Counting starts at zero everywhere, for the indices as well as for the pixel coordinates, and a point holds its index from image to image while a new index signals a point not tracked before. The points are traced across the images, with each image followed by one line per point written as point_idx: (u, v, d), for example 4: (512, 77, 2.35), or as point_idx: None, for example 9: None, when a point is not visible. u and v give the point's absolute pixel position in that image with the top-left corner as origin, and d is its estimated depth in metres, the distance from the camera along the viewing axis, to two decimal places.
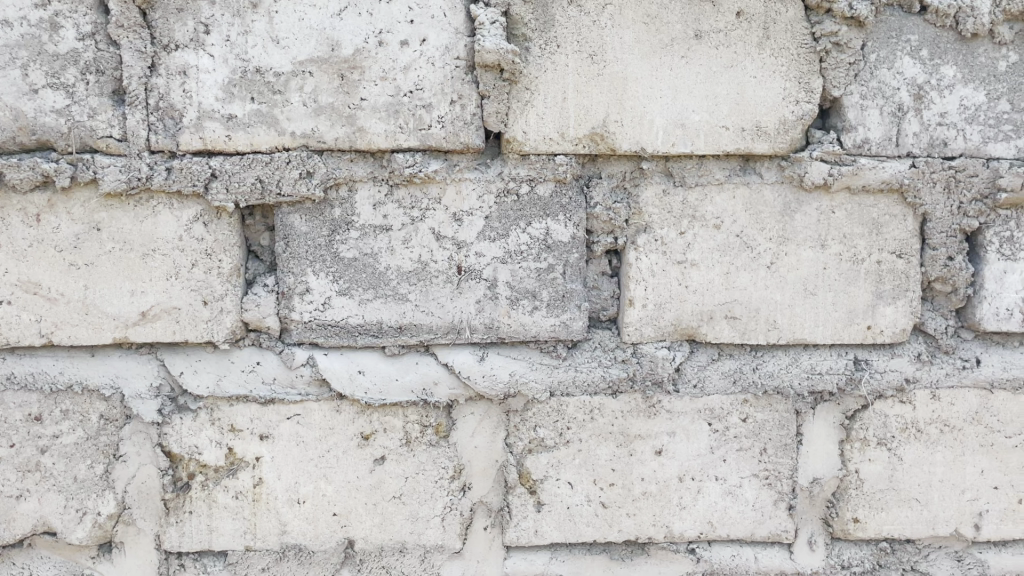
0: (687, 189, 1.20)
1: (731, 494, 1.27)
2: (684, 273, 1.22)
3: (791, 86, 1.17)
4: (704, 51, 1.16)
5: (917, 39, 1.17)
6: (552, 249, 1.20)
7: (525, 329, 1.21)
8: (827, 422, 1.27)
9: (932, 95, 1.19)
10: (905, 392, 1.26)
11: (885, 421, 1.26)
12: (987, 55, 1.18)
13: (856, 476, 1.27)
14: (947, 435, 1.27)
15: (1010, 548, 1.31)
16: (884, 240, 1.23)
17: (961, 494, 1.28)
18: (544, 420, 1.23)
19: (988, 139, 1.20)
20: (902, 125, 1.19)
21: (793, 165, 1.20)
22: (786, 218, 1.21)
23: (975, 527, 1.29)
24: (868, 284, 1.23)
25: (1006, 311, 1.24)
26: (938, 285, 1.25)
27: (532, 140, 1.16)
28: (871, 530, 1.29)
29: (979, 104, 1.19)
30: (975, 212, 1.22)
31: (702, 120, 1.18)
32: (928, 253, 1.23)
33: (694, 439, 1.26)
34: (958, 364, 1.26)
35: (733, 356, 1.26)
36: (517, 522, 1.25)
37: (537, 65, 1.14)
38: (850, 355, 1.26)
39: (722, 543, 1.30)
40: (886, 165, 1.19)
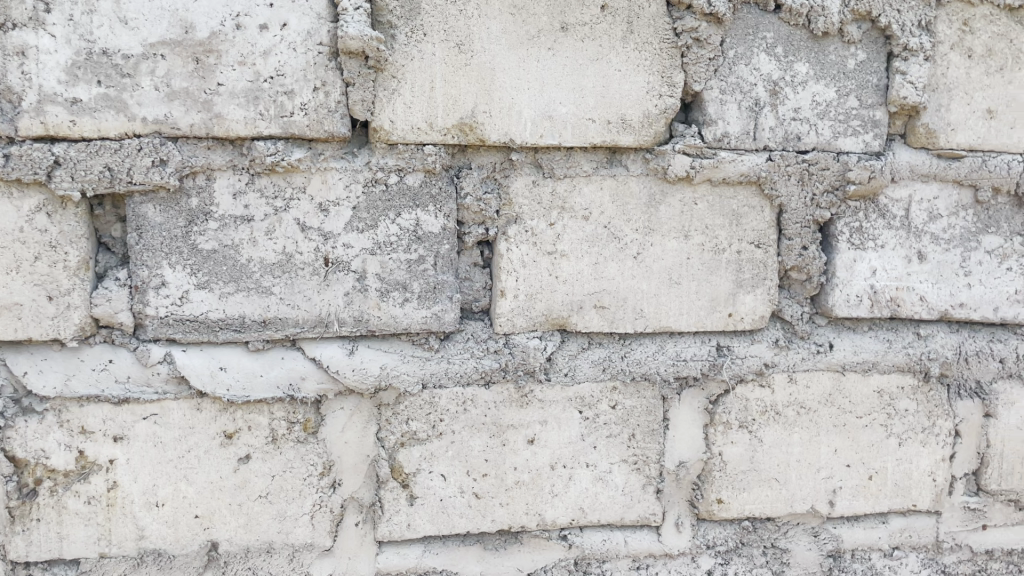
0: (556, 180, 1.21)
1: (602, 480, 1.29)
2: (554, 263, 1.23)
3: (654, 80, 1.20)
4: (570, 44, 1.17)
5: (772, 37, 1.22)
6: (422, 240, 1.18)
7: (395, 322, 1.19)
8: (692, 407, 1.32)
9: (787, 91, 1.23)
10: (764, 376, 1.31)
11: (745, 404, 1.32)
12: (837, 53, 1.24)
13: (719, 458, 1.32)
14: (803, 417, 1.33)
15: (862, 523, 1.39)
16: (743, 231, 1.27)
17: (816, 473, 1.35)
18: (416, 413, 1.21)
19: (839, 134, 1.26)
20: (759, 120, 1.24)
21: (657, 157, 1.23)
22: (652, 209, 1.24)
23: (829, 503, 1.36)
24: (729, 273, 1.28)
25: (856, 298, 1.31)
26: (793, 274, 1.31)
27: (399, 129, 1.14)
28: (734, 510, 1.34)
29: (830, 101, 1.25)
30: (827, 204, 1.28)
31: (570, 112, 1.19)
32: (785, 243, 1.29)
33: (566, 428, 1.27)
34: (813, 348, 1.33)
35: (603, 344, 1.29)
36: (388, 516, 1.23)
37: (402, 53, 1.12)
38: (713, 342, 1.31)
39: (593, 529, 1.32)
40: (745, 158, 1.24)
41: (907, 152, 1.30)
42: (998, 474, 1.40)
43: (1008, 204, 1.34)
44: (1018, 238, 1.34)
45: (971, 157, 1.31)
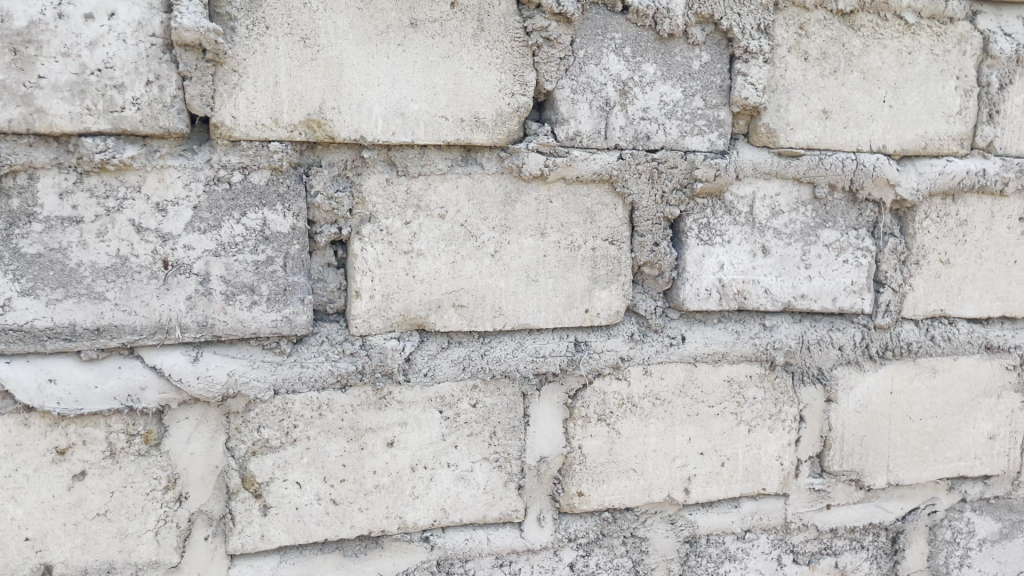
0: (410, 178, 1.20)
1: (463, 479, 1.29)
2: (410, 263, 1.21)
3: (506, 78, 1.21)
4: (420, 40, 1.16)
5: (620, 38, 1.25)
6: (270, 241, 1.14)
7: (243, 326, 1.15)
8: (552, 402, 1.33)
9: (636, 91, 1.27)
10: (621, 369, 1.35)
11: (604, 397, 1.34)
12: (683, 54, 1.28)
13: (579, 451, 1.34)
14: (659, 408, 1.37)
15: (716, 508, 1.44)
16: (597, 228, 1.30)
17: (672, 462, 1.40)
18: (268, 420, 1.17)
19: (686, 133, 1.31)
20: (609, 119, 1.27)
21: (511, 155, 1.23)
22: (508, 207, 1.25)
23: (684, 491, 1.41)
24: (585, 270, 1.31)
25: (706, 291, 1.37)
26: (647, 269, 1.35)
27: (242, 125, 1.10)
28: (594, 502, 1.37)
29: (677, 101, 1.30)
30: (676, 201, 1.33)
31: (422, 109, 1.17)
32: (637, 240, 1.33)
33: (426, 429, 1.26)
34: (666, 341, 1.37)
35: (462, 343, 1.28)
36: (241, 528, 1.19)
37: (243, 46, 1.08)
38: (571, 338, 1.33)
39: (455, 529, 1.31)
40: (596, 157, 1.27)
41: (750, 150, 1.35)
42: (840, 456, 1.48)
43: (843, 200, 1.41)
44: (852, 232, 1.43)
45: (808, 155, 1.37)
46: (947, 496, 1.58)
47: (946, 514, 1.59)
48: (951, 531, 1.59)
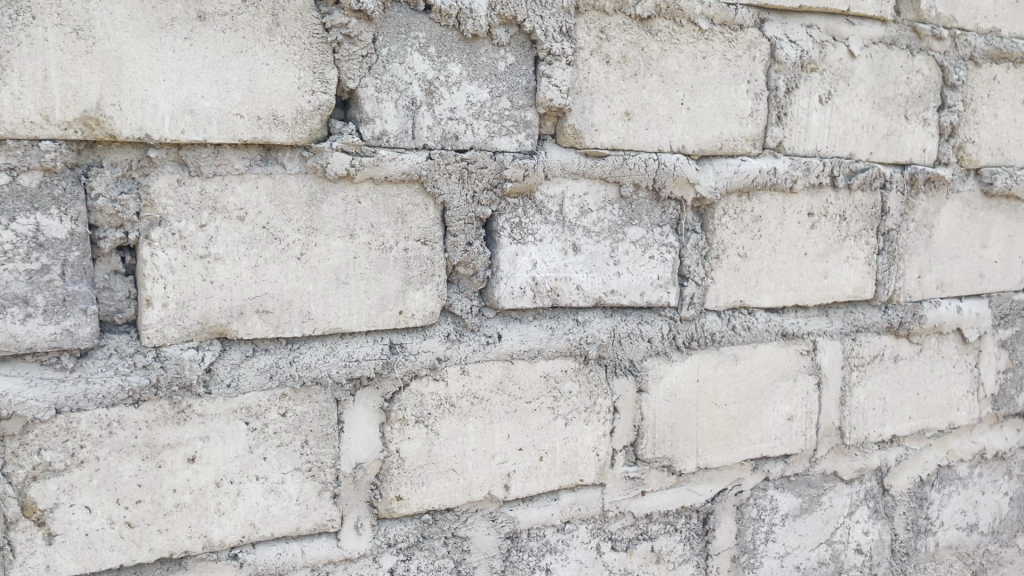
0: (204, 179, 1.14)
1: (273, 492, 1.25)
2: (206, 268, 1.16)
3: (305, 75, 1.17)
4: (210, 34, 1.11)
5: (424, 37, 1.25)
6: (45, 248, 1.06)
7: (16, 341, 1.06)
8: (367, 407, 1.30)
9: (442, 90, 1.28)
10: (438, 370, 1.34)
11: (421, 400, 1.33)
12: (488, 55, 1.31)
13: (396, 455, 1.33)
14: (476, 407, 1.38)
15: (535, 503, 1.47)
16: (409, 229, 1.29)
17: (491, 459, 1.41)
18: (50, 442, 1.09)
19: (494, 134, 1.33)
20: (416, 119, 1.26)
21: (315, 155, 1.20)
22: (312, 207, 1.21)
23: (504, 488, 1.43)
24: (397, 271, 1.29)
25: (520, 289, 1.40)
26: (461, 269, 1.36)
27: (6, 123, 1.01)
28: (413, 505, 1.35)
29: (484, 101, 1.32)
30: (487, 201, 1.34)
31: (214, 106, 1.12)
32: (450, 240, 1.33)
33: (231, 441, 1.21)
34: (482, 340, 1.38)
35: (268, 351, 1.23)
36: (22, 560, 1.10)
37: (5, 37, 0.99)
38: (385, 340, 1.31)
39: (266, 544, 1.26)
40: (404, 157, 1.26)
41: (557, 150, 1.40)
42: (652, 444, 1.55)
43: (648, 199, 1.49)
44: (657, 229, 1.51)
45: (613, 155, 1.44)
46: (752, 476, 1.69)
47: (752, 493, 1.69)
48: (756, 508, 1.70)
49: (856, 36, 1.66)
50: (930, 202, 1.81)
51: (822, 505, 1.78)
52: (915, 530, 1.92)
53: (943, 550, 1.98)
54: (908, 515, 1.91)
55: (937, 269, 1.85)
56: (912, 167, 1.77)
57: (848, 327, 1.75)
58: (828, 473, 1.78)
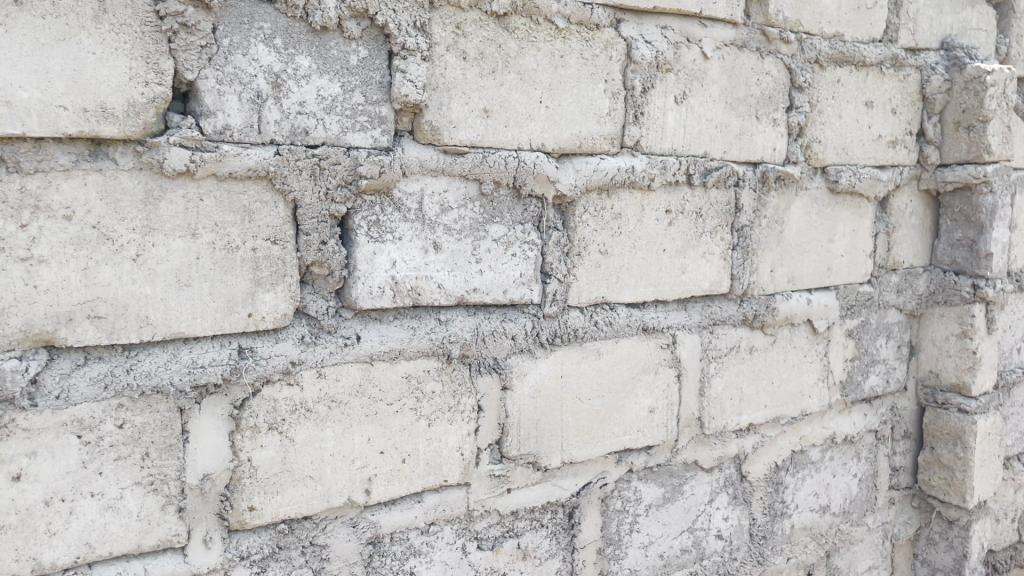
0: (25, 175, 1.06)
1: (111, 509, 1.18)
2: (28, 271, 1.07)
3: (136, 65, 1.11)
4: (27, 20, 1.03)
5: (269, 28, 1.21)
6: None
7: None
8: (214, 415, 1.24)
9: (290, 84, 1.23)
10: (291, 374, 1.29)
11: (274, 405, 1.29)
12: (339, 48, 1.27)
13: (248, 464, 1.27)
14: (335, 411, 1.35)
15: (398, 506, 1.45)
16: (256, 227, 1.24)
17: (351, 464, 1.37)
18: None
19: (347, 129, 1.30)
20: (262, 113, 1.22)
21: (151, 150, 1.13)
22: (150, 205, 1.15)
23: (365, 493, 1.40)
24: (245, 272, 1.24)
25: (378, 289, 1.37)
26: (315, 269, 1.31)
27: None
28: (267, 515, 1.31)
29: (335, 95, 1.28)
30: (342, 198, 1.30)
31: (34, 97, 1.04)
32: (303, 239, 1.29)
33: (60, 457, 1.13)
34: (340, 342, 1.35)
35: (103, 359, 1.16)
36: None
37: None
38: (234, 345, 1.26)
39: (104, 564, 1.19)
40: (249, 152, 1.21)
41: (415, 147, 1.38)
42: (517, 441, 1.56)
43: (509, 196, 1.51)
44: (519, 227, 1.53)
45: (473, 153, 1.44)
46: (616, 469, 1.72)
47: (616, 485, 1.73)
48: (620, 500, 1.74)
49: (708, 38, 1.73)
50: (780, 199, 1.90)
51: (683, 494, 1.84)
52: (772, 514, 2.01)
53: (799, 532, 2.07)
54: (765, 500, 1.99)
55: (788, 263, 1.94)
56: (763, 165, 1.85)
57: (706, 320, 1.82)
58: (689, 462, 1.84)
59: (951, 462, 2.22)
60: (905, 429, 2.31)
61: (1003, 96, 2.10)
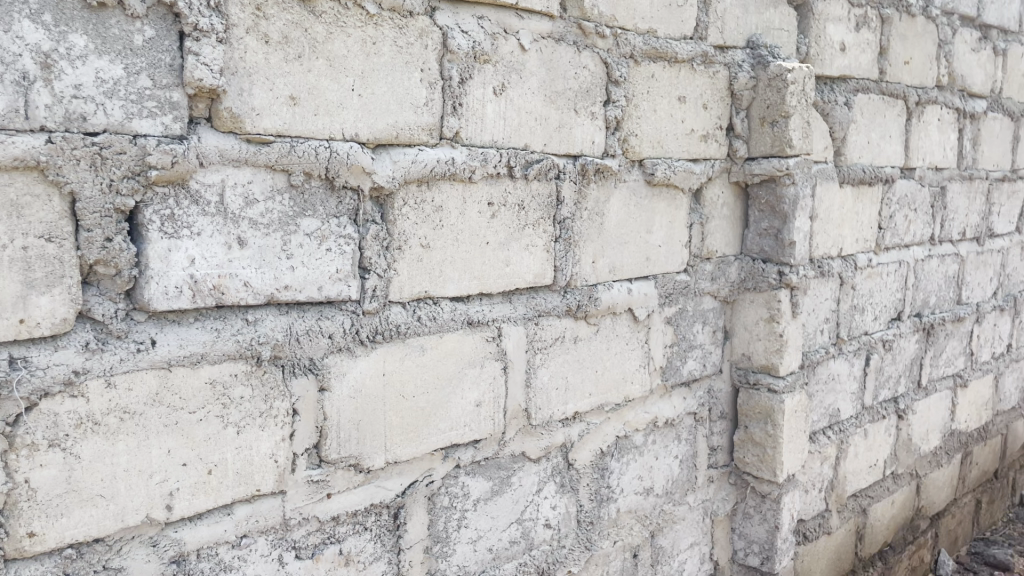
0: None
1: None
2: None
3: None
4: None
5: (36, 2, 1.09)
6: None
7: None
8: None
9: (62, 65, 1.12)
10: (75, 385, 1.18)
11: (55, 419, 1.17)
12: (120, 27, 1.17)
13: (25, 487, 1.15)
14: (128, 422, 1.24)
15: (206, 520, 1.36)
16: (26, 224, 1.12)
17: (149, 479, 1.27)
18: None
19: (132, 115, 1.20)
20: (29, 96, 1.10)
21: None
22: None
23: (166, 509, 1.30)
24: (14, 273, 1.12)
25: (175, 288, 1.27)
26: (99, 268, 1.21)
27: None
28: (50, 540, 1.19)
29: (118, 78, 1.18)
30: (129, 190, 1.20)
31: None
32: (83, 236, 1.18)
33: None
34: (132, 347, 1.24)
35: None
36: None
37: None
38: (4, 355, 1.13)
39: None
40: (15, 140, 1.09)
41: (214, 136, 1.29)
42: (337, 443, 1.50)
43: (321, 188, 1.44)
44: (333, 220, 1.47)
45: (279, 142, 1.36)
46: (442, 465, 1.70)
47: (443, 482, 1.70)
48: (448, 497, 1.71)
49: (525, 30, 1.73)
50: (600, 192, 1.96)
51: (511, 486, 1.84)
52: (598, 500, 2.05)
53: (624, 515, 2.14)
54: (591, 487, 2.03)
55: (609, 253, 2.01)
56: (582, 158, 1.89)
57: (531, 312, 1.84)
58: (517, 454, 1.85)
59: (763, 440, 2.35)
60: (722, 410, 2.42)
61: (803, 93, 2.24)
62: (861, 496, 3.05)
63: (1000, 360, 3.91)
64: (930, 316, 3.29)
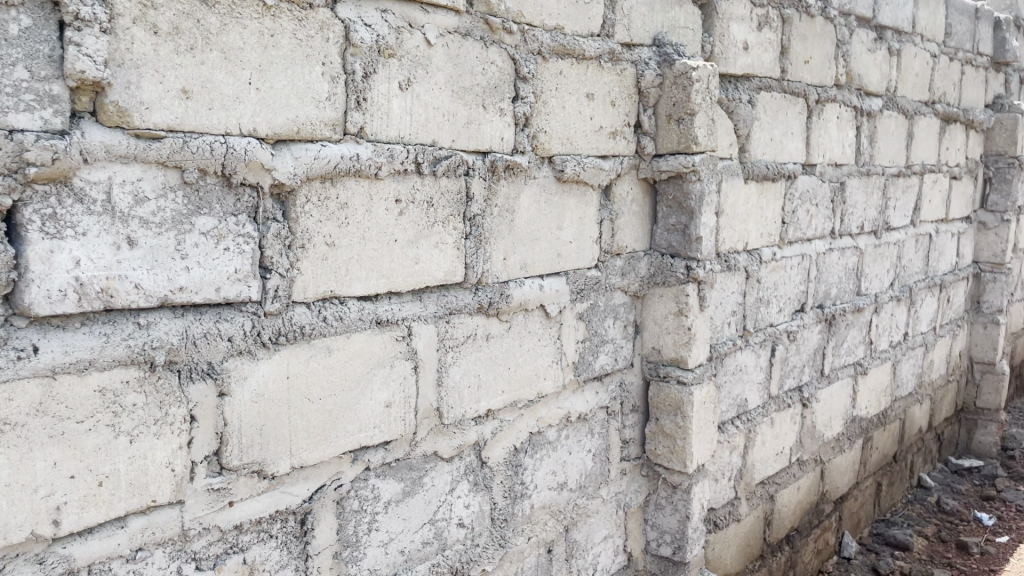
0: None
1: None
2: None
3: None
4: None
5: None
6: None
7: None
8: None
9: None
10: None
11: None
12: None
13: None
14: (8, 435, 1.17)
15: (97, 534, 1.29)
16: None
17: (34, 494, 1.21)
18: None
19: (8, 109, 1.13)
20: None
21: None
22: None
23: (54, 524, 1.23)
24: None
25: (58, 292, 1.20)
26: None
27: None
28: None
29: None
30: (5, 188, 1.14)
31: None
32: None
33: None
34: (11, 355, 1.17)
35: None
36: None
37: None
38: None
39: None
40: None
41: (99, 131, 1.23)
42: (238, 450, 1.45)
43: (217, 185, 1.39)
44: (231, 219, 1.42)
45: (171, 137, 1.31)
46: (352, 468, 1.66)
47: (352, 485, 1.67)
48: (357, 500, 1.68)
49: (430, 24, 1.71)
50: (510, 188, 1.96)
51: (424, 487, 1.82)
52: (512, 496, 2.05)
53: (538, 511, 2.14)
54: (504, 484, 2.03)
55: (520, 250, 2.01)
56: (491, 155, 1.88)
57: (441, 310, 1.81)
58: (429, 454, 1.82)
59: (673, 431, 2.39)
60: (633, 404, 2.45)
61: (707, 91, 2.28)
62: (769, 483, 3.14)
63: (897, 348, 4.09)
64: (831, 307, 3.42)
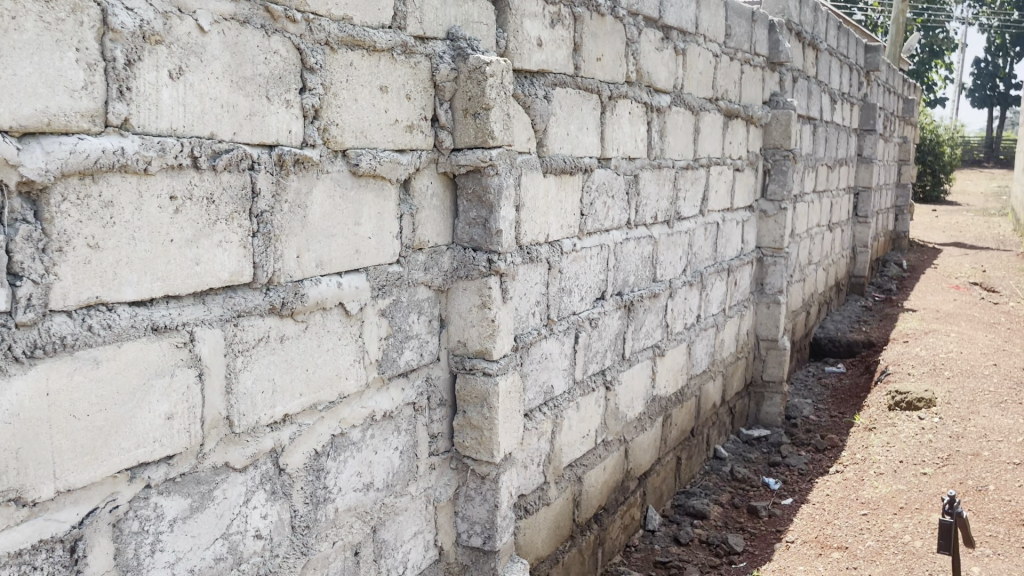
0: None
1: None
2: None
3: None
4: None
5: None
6: None
7: None
8: None
9: None
10: None
11: None
12: None
13: None
14: None
15: None
16: None
17: None
18: None
19: None
20: None
21: None
22: None
23: None
24: None
25: None
26: None
27: None
28: None
29: None
30: None
31: None
32: None
33: None
34: None
35: None
36: None
37: None
38: None
39: None
40: None
41: None
42: None
43: None
44: None
45: None
46: (129, 487, 1.55)
47: (130, 505, 1.55)
48: (137, 521, 1.56)
49: (203, 10, 1.61)
50: (301, 183, 1.89)
51: (214, 500, 1.72)
52: (314, 502, 1.99)
53: (343, 514, 2.09)
54: (305, 490, 1.96)
55: (314, 247, 1.94)
56: (279, 148, 1.80)
57: (228, 313, 1.72)
58: (219, 465, 1.73)
59: (480, 423, 2.41)
60: (441, 398, 2.44)
61: (501, 86, 2.31)
62: (577, 465, 3.24)
63: (691, 330, 4.35)
64: (629, 294, 3.58)
